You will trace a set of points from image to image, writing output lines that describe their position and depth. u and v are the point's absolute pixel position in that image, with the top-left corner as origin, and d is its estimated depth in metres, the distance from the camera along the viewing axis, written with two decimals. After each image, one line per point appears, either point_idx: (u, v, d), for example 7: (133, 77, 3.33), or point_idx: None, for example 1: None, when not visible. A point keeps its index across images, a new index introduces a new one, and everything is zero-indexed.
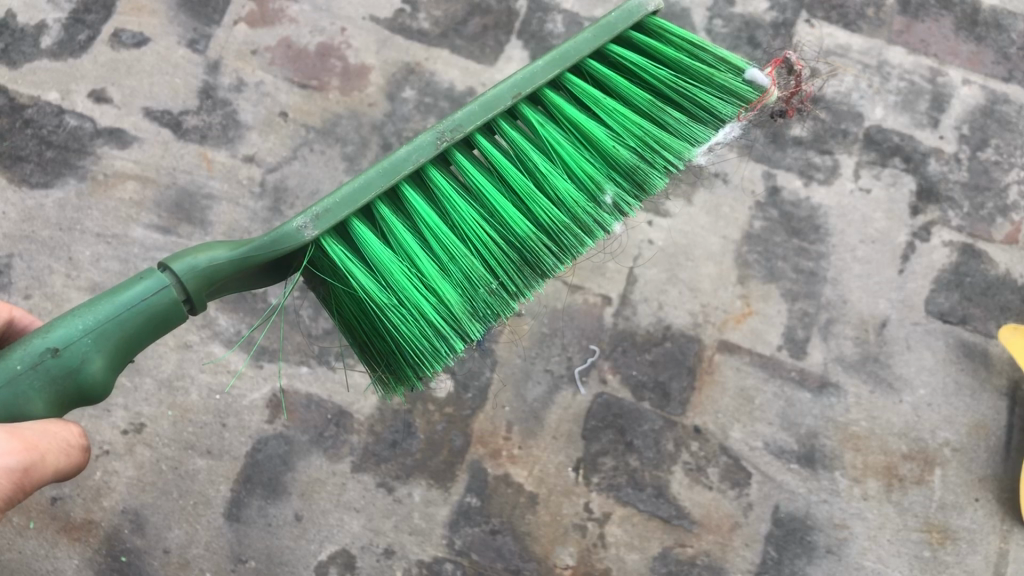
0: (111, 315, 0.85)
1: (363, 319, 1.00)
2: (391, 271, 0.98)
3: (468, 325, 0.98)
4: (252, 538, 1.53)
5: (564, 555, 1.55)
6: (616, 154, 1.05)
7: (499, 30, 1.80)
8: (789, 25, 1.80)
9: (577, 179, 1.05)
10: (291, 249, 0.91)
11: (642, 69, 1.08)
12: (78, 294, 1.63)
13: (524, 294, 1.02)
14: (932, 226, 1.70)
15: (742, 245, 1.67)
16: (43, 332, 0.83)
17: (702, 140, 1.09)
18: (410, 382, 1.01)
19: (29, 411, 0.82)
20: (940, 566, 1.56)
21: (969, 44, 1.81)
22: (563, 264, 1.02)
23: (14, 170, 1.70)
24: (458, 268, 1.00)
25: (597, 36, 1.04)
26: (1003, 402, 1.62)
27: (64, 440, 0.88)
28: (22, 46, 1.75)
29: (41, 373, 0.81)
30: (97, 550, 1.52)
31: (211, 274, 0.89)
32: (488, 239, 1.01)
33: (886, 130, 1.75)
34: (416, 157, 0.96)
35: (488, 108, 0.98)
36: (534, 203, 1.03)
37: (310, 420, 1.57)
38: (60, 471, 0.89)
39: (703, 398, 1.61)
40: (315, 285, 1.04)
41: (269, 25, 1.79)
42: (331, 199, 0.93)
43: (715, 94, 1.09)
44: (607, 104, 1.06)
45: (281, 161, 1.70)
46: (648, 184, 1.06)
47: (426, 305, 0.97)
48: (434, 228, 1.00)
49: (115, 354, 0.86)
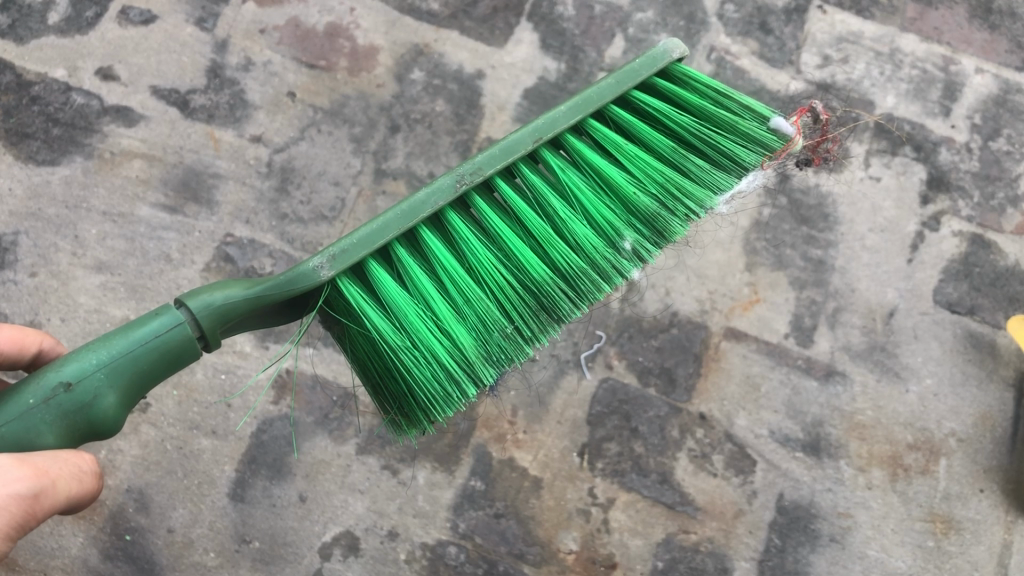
0: (125, 351, 0.85)
1: (375, 359, 1.00)
2: (404, 312, 0.98)
3: (481, 370, 0.98)
4: (256, 518, 1.53)
5: (567, 539, 1.55)
6: (635, 200, 1.05)
7: (509, 12, 1.78)
8: (801, 11, 1.80)
9: (596, 224, 1.05)
10: (304, 289, 0.91)
11: (665, 115, 1.08)
12: (83, 272, 1.63)
13: (538, 340, 1.02)
14: (942, 216, 1.69)
15: (751, 232, 1.66)
16: (57, 366, 0.83)
17: (723, 188, 1.07)
18: (421, 424, 1.01)
19: (41, 443, 0.83)
20: (943, 556, 1.56)
21: (983, 32, 1.80)
22: (579, 310, 1.01)
23: (20, 147, 1.69)
24: (473, 311, 1.00)
25: (619, 81, 1.04)
26: (1010, 393, 1.61)
27: (77, 468, 0.89)
28: (29, 22, 1.74)
29: (53, 407, 0.82)
30: (101, 529, 1.52)
31: (226, 311, 0.89)
32: (504, 283, 1.01)
33: (897, 117, 1.74)
34: (435, 200, 0.96)
35: (509, 152, 0.98)
36: (552, 247, 1.03)
37: (315, 401, 1.55)
38: (71, 498, 0.89)
39: (709, 385, 1.60)
40: (330, 324, 1.05)
41: (278, 2, 1.77)
42: (348, 240, 0.93)
43: (738, 142, 1.08)
44: (628, 150, 1.06)
45: (288, 142, 1.70)
46: (668, 232, 1.04)
47: (440, 349, 0.98)
48: (451, 270, 1.00)
49: (129, 388, 0.86)
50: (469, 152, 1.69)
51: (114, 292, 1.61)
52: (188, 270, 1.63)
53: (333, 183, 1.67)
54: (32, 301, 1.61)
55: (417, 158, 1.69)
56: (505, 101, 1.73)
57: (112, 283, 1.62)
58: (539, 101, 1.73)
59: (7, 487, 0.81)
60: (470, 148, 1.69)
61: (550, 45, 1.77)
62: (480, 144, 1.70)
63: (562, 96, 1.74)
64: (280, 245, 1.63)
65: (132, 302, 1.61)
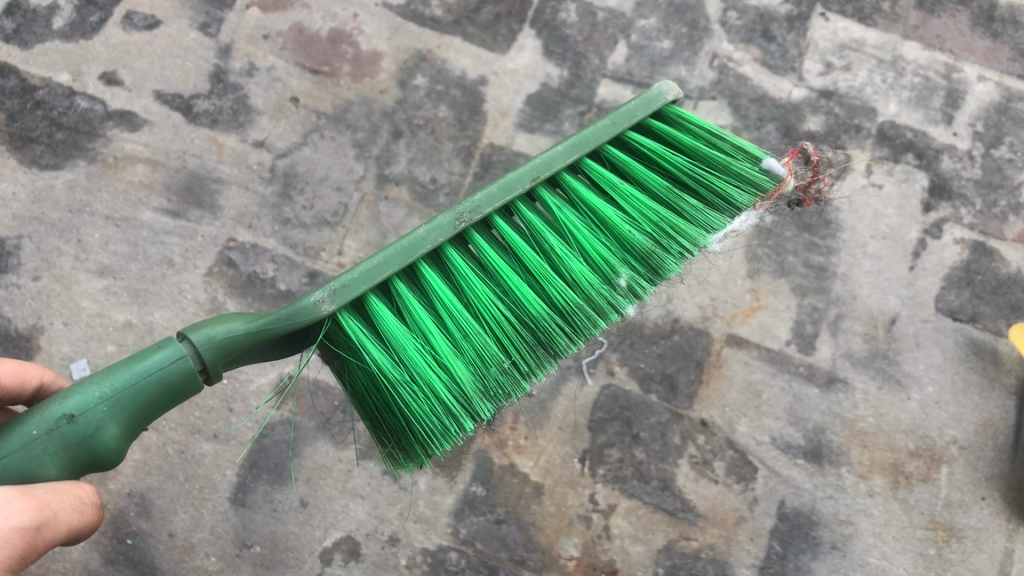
0: (127, 383, 0.86)
1: (374, 392, 1.00)
2: (403, 346, 0.98)
3: (478, 404, 0.97)
4: (258, 523, 1.52)
5: (569, 545, 1.54)
6: (630, 237, 1.05)
7: (512, 19, 1.80)
8: (804, 19, 1.81)
9: (593, 261, 1.05)
10: (305, 323, 0.92)
11: (660, 156, 1.09)
12: (87, 276, 1.62)
13: (536, 375, 1.01)
14: (944, 223, 1.69)
15: (754, 239, 1.66)
16: (60, 399, 0.84)
17: (718, 227, 1.07)
18: (419, 458, 1.00)
19: (42, 475, 0.82)
20: (945, 564, 1.55)
21: (986, 40, 1.81)
22: (576, 345, 1.02)
23: (24, 152, 1.69)
24: (471, 345, 1.00)
25: (616, 122, 1.05)
26: (1012, 401, 1.61)
27: (77, 497, 0.85)
28: (33, 27, 1.75)
29: (56, 439, 0.82)
30: (102, 533, 1.51)
31: (228, 345, 0.90)
32: (502, 318, 1.01)
33: (898, 125, 1.75)
34: (434, 236, 0.97)
35: (508, 189, 0.99)
36: (549, 283, 1.03)
37: (317, 406, 1.55)
38: (72, 530, 0.86)
39: (710, 391, 1.61)
40: (329, 359, 1.05)
41: (281, 8, 1.78)
42: (348, 275, 0.94)
43: (731, 183, 1.09)
44: (623, 188, 1.07)
45: (291, 147, 1.70)
46: (663, 269, 1.04)
47: (438, 382, 0.97)
48: (449, 306, 1.01)
49: (130, 420, 0.87)
50: (472, 157, 1.70)
51: (116, 297, 1.61)
52: (191, 274, 1.63)
53: (336, 188, 1.67)
54: (34, 305, 1.61)
55: (419, 163, 1.69)
56: (507, 108, 1.74)
57: (114, 288, 1.62)
58: (542, 107, 1.74)
59: (13, 518, 0.77)
60: (472, 154, 1.70)
61: (553, 52, 1.78)
62: (483, 150, 1.71)
63: (564, 102, 1.74)
64: (282, 250, 1.63)
65: (134, 307, 1.61)
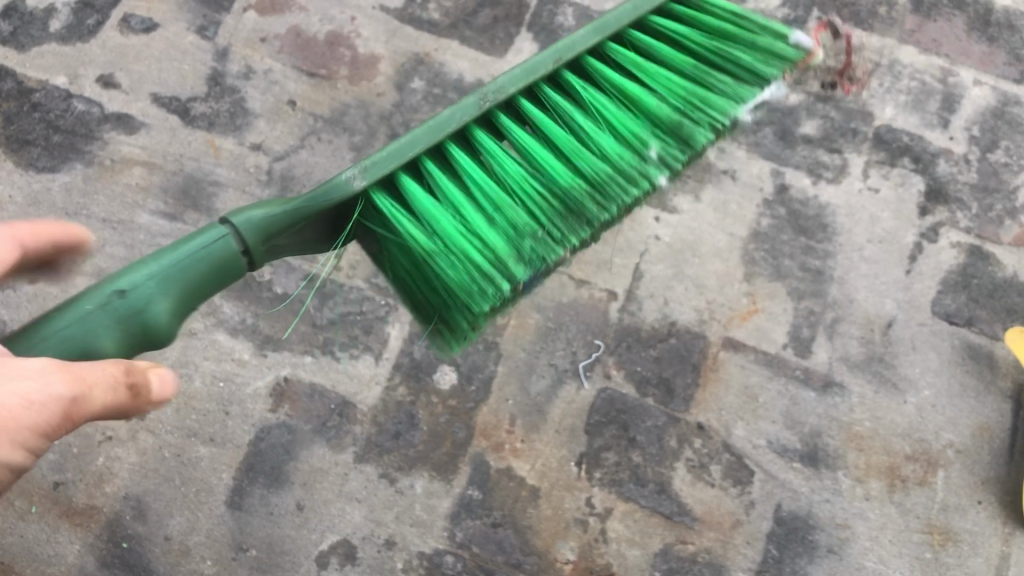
0: (175, 262, 0.86)
1: (415, 270, 1.06)
2: (440, 220, 1.00)
3: (513, 266, 0.98)
4: (253, 526, 1.50)
5: (565, 549, 1.52)
6: (656, 108, 1.09)
7: (509, 23, 1.81)
8: (800, 22, 1.87)
9: (623, 135, 1.09)
10: (339, 200, 0.96)
11: (681, 36, 1.15)
12: (82, 279, 1.60)
13: (572, 241, 1.02)
14: (941, 227, 1.72)
15: (749, 242, 1.70)
16: (112, 276, 0.84)
17: (748, 99, 1.11)
18: (462, 325, 1.04)
19: (100, 350, 0.83)
20: (942, 567, 1.54)
21: (981, 44, 1.86)
22: (610, 213, 1.04)
23: (20, 154, 1.68)
24: (505, 217, 1.03)
25: (635, 6, 1.12)
26: (1008, 404, 1.63)
27: (113, 373, 0.83)
28: (31, 29, 1.76)
29: (110, 312, 0.83)
30: (98, 536, 1.49)
31: (266, 227, 0.92)
32: (534, 190, 1.05)
33: (895, 129, 1.79)
34: (461, 116, 1.00)
35: (530, 71, 1.04)
36: (580, 155, 1.07)
37: (313, 409, 1.55)
38: (110, 408, 0.83)
39: (707, 395, 1.61)
40: (366, 244, 1.10)
41: (279, 12, 1.80)
42: (381, 153, 0.98)
43: (747, 48, 1.15)
44: (646, 65, 1.12)
45: (288, 150, 1.70)
46: (692, 139, 1.07)
47: (471, 248, 0.99)
48: (479, 178, 1.03)
49: (183, 300, 0.87)
50: None
51: None
52: None
53: None
54: (30, 308, 1.59)
55: None
56: None
57: None
58: None
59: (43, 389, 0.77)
60: None
61: None
62: None
63: None
64: None
65: None
